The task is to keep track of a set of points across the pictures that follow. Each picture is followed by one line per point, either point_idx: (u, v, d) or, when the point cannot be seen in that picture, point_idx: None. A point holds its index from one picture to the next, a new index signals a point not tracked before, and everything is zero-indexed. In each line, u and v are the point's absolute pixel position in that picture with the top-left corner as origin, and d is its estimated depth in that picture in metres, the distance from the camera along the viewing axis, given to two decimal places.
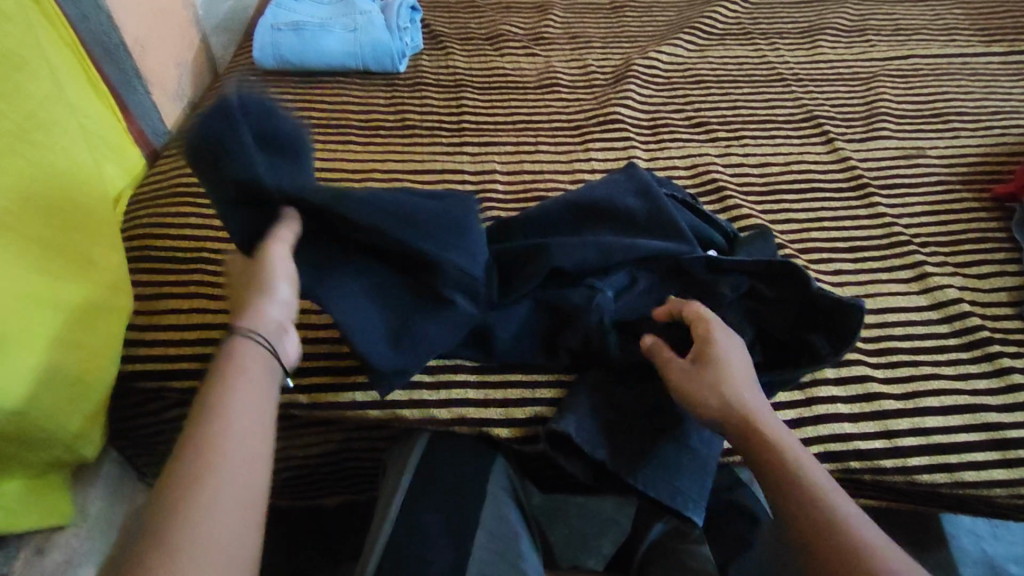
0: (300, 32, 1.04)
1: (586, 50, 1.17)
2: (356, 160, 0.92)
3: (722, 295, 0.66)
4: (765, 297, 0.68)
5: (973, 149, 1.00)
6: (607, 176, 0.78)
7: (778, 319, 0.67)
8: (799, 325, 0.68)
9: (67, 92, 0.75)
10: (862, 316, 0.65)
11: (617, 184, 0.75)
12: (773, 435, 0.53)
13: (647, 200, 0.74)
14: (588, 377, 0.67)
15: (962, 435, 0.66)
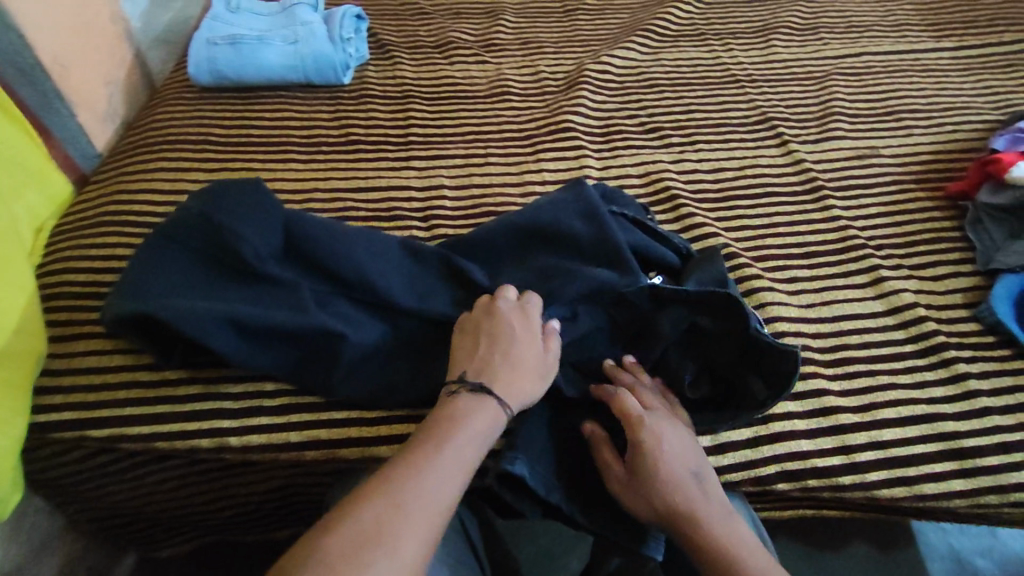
0: (237, 46, 1.00)
1: (538, 56, 1.15)
2: (298, 180, 0.89)
3: (660, 335, 0.64)
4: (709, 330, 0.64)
5: (926, 147, 1.00)
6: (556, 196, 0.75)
7: (722, 352, 0.65)
8: (744, 360, 0.65)
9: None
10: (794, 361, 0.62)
11: (562, 204, 0.73)
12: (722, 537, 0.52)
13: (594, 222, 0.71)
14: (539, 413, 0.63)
15: (920, 446, 0.65)
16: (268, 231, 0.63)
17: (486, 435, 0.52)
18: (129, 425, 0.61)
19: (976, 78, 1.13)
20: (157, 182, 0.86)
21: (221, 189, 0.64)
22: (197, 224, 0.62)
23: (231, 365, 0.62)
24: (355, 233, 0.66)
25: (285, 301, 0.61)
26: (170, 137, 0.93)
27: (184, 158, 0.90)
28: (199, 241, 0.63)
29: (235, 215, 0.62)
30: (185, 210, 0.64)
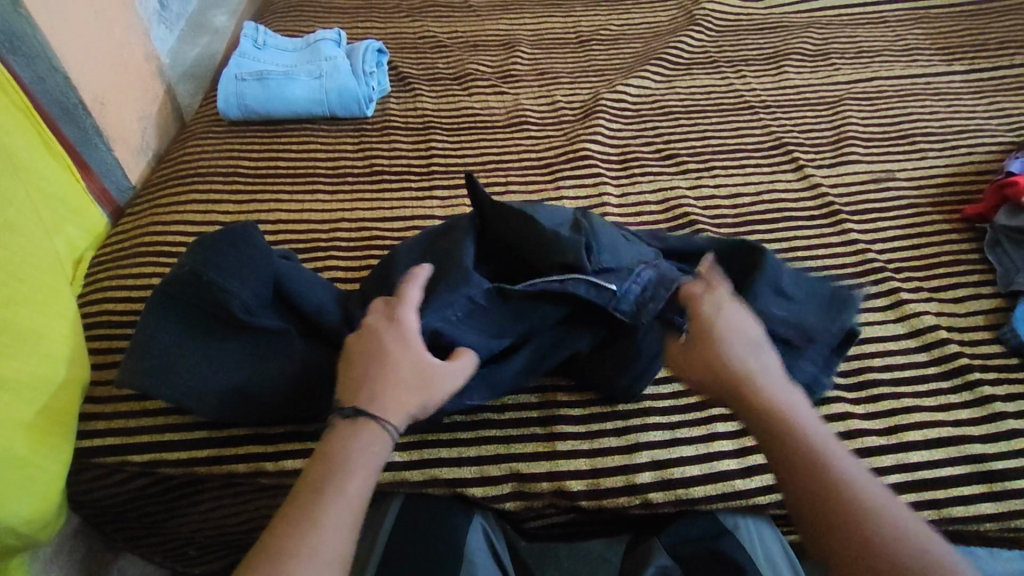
0: (266, 81, 1.03)
1: (554, 86, 1.18)
2: (324, 209, 0.91)
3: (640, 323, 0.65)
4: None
5: (942, 170, 1.01)
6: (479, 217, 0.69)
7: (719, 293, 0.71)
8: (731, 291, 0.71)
9: (17, 156, 0.73)
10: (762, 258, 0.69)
11: (557, 239, 0.66)
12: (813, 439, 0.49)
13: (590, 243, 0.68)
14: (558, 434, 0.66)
15: (947, 468, 0.64)
16: (260, 284, 0.60)
17: (373, 456, 0.51)
18: (169, 450, 0.63)
19: (989, 101, 1.15)
20: (189, 214, 0.89)
21: (217, 241, 0.59)
22: (192, 284, 0.58)
23: (242, 416, 0.61)
24: (315, 281, 0.65)
25: (276, 354, 0.60)
26: (202, 170, 0.97)
27: (215, 190, 0.93)
28: (192, 300, 0.59)
29: (228, 269, 0.58)
30: (176, 266, 0.59)
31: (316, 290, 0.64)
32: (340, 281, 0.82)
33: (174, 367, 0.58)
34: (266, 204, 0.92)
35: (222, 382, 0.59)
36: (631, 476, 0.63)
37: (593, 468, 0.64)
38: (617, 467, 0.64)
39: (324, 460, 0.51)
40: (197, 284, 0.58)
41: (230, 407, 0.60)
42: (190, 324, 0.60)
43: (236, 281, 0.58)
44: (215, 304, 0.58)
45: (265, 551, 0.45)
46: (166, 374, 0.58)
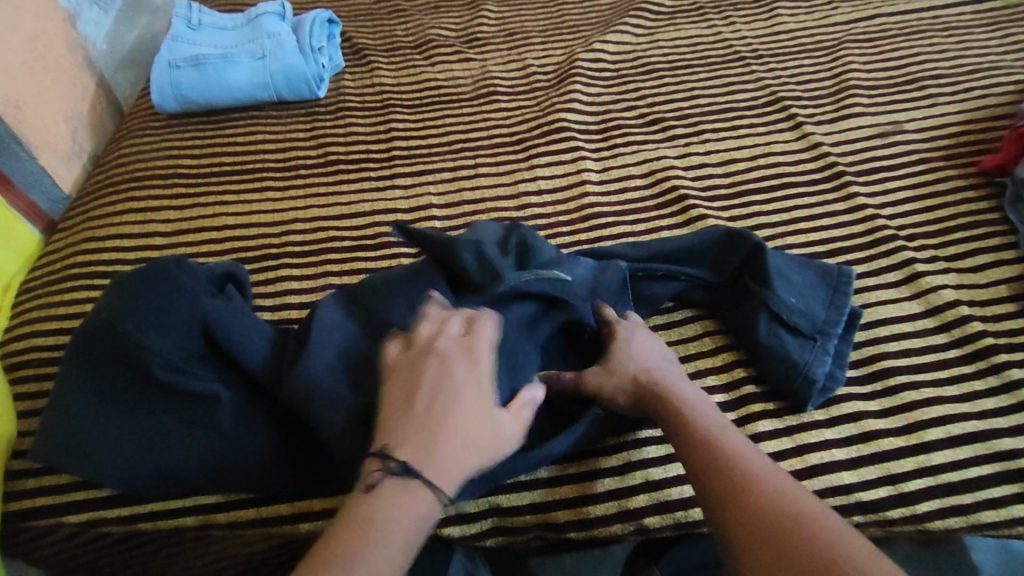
0: (202, 66, 0.93)
1: (525, 48, 1.07)
2: (275, 210, 0.83)
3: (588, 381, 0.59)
4: (695, 271, 0.68)
5: (954, 117, 0.91)
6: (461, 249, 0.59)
7: (719, 294, 0.68)
8: (732, 289, 0.68)
9: None
10: (762, 245, 0.66)
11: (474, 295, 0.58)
12: (722, 437, 0.49)
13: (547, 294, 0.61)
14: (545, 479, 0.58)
15: (973, 469, 0.58)
16: (180, 332, 0.53)
17: (417, 531, 0.41)
18: (109, 507, 0.56)
19: (1004, 32, 1.04)
20: (127, 227, 0.80)
21: (137, 280, 0.54)
22: (106, 335, 0.52)
23: (172, 483, 0.54)
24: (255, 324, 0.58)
25: (200, 417, 0.53)
26: (139, 173, 0.87)
27: (153, 197, 0.84)
28: (105, 353, 0.53)
29: (146, 318, 0.52)
30: (92, 314, 0.54)
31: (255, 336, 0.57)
32: (294, 293, 0.74)
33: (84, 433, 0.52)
34: (211, 207, 0.83)
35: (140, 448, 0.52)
36: (623, 500, 0.57)
37: (580, 495, 0.58)
38: (607, 493, 0.58)
39: (357, 531, 0.40)
40: (109, 335, 0.52)
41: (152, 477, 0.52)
42: (106, 379, 0.53)
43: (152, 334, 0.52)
44: (130, 357, 0.52)
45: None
46: (78, 441, 0.52)
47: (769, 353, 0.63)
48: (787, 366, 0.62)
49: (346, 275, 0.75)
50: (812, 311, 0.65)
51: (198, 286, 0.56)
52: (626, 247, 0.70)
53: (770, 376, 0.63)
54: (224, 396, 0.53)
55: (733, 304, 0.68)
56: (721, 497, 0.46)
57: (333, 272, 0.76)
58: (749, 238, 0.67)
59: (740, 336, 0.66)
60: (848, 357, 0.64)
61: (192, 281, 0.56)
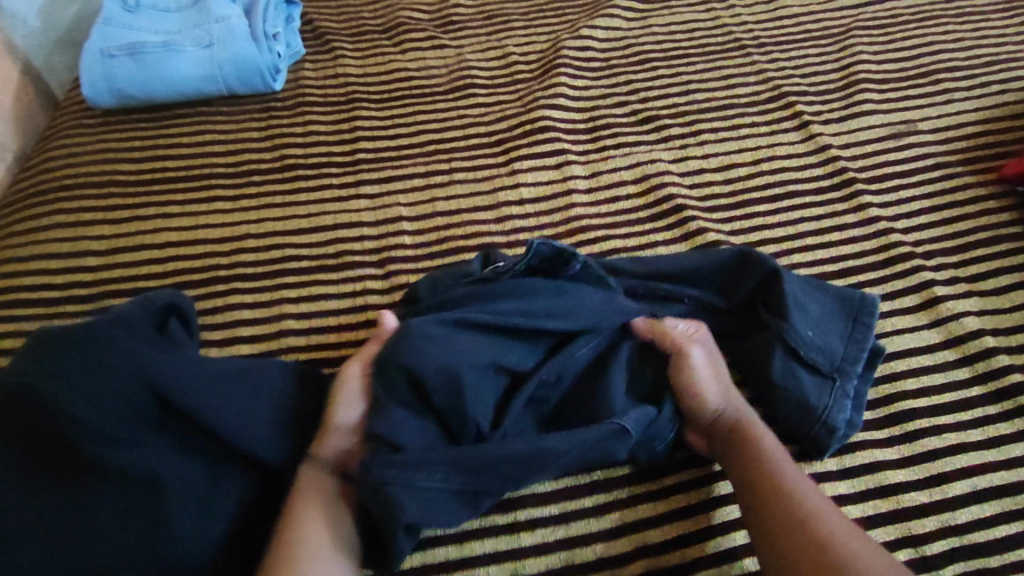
0: (139, 56, 0.81)
1: (505, 34, 0.97)
2: (224, 223, 0.73)
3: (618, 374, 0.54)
4: (702, 295, 0.61)
5: (972, 115, 0.84)
6: (431, 286, 0.62)
7: (728, 321, 0.61)
8: (742, 316, 0.61)
9: None
10: (777, 269, 0.59)
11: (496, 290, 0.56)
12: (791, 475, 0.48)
13: (529, 291, 0.56)
14: (529, 542, 0.52)
15: (1002, 528, 0.52)
16: (118, 400, 0.47)
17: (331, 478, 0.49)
18: None
19: (1022, 19, 0.96)
20: (52, 245, 0.71)
21: (68, 335, 0.47)
22: (23, 398, 0.45)
23: None
24: (211, 378, 0.51)
25: (132, 497, 0.46)
26: (68, 180, 0.77)
27: (84, 208, 0.75)
28: (26, 423, 0.46)
29: (74, 382, 0.46)
30: (8, 370, 0.47)
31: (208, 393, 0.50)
32: (245, 324, 0.65)
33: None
34: (151, 221, 0.74)
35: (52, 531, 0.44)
36: (616, 568, 0.51)
37: (568, 564, 0.51)
38: (598, 560, 0.51)
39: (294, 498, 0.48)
40: (29, 398, 0.45)
41: None
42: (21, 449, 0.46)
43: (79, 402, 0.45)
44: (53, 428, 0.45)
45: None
46: None
47: (783, 393, 0.56)
48: (801, 410, 0.55)
49: (304, 301, 0.67)
50: (829, 346, 0.58)
51: (138, 341, 0.49)
52: (627, 263, 0.63)
53: (783, 419, 0.56)
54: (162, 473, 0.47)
55: (743, 332, 0.61)
56: (774, 523, 0.45)
57: (290, 298, 0.67)
58: (763, 262, 0.60)
59: (750, 371, 0.59)
60: (866, 399, 0.58)
61: (132, 337, 0.49)
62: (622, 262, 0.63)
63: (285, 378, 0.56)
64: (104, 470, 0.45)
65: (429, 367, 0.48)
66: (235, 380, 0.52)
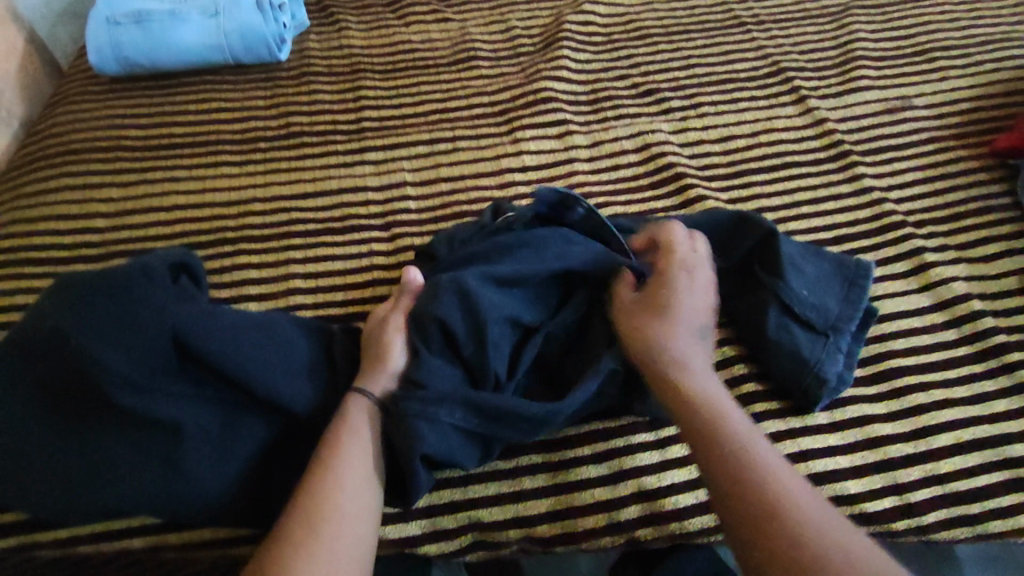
0: (145, 24, 0.82)
1: (508, 8, 0.98)
2: (231, 188, 0.75)
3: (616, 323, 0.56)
4: None
5: (966, 91, 0.86)
6: (447, 242, 0.63)
7: (726, 281, 0.64)
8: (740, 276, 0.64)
9: None
10: (774, 231, 0.61)
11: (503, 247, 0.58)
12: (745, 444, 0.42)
13: (537, 247, 0.58)
14: (529, 486, 0.54)
15: (983, 477, 0.55)
16: (148, 350, 0.48)
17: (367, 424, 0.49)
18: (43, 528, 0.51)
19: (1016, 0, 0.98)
20: (62, 206, 0.72)
21: (93, 284, 0.48)
22: (48, 343, 0.46)
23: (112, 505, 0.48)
24: (230, 329, 0.53)
25: (159, 440, 0.48)
26: (75, 145, 0.78)
27: (93, 171, 0.76)
28: (52, 372, 0.46)
29: (103, 329, 0.46)
30: (30, 316, 0.47)
31: (231, 344, 0.52)
32: (253, 283, 0.67)
33: (29, 465, 0.46)
34: (159, 185, 0.75)
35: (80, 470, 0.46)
36: (615, 512, 0.53)
37: (566, 507, 0.54)
38: (598, 504, 0.53)
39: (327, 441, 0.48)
40: (54, 344, 0.46)
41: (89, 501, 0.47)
42: (44, 393, 0.47)
43: (110, 349, 0.46)
44: (80, 373, 0.46)
45: (274, 563, 0.40)
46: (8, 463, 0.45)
47: (777, 348, 0.58)
48: (794, 364, 0.57)
49: (311, 262, 0.69)
50: (823, 306, 0.60)
51: (161, 292, 0.50)
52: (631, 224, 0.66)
53: (776, 373, 0.58)
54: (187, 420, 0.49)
55: (740, 292, 0.63)
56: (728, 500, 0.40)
57: (297, 259, 0.69)
58: (761, 224, 0.62)
59: (746, 329, 0.61)
60: (858, 356, 0.60)
61: (155, 287, 0.50)
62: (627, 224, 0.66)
63: (295, 331, 0.58)
64: (132, 414, 0.47)
65: (457, 321, 0.52)
66: (257, 335, 0.54)
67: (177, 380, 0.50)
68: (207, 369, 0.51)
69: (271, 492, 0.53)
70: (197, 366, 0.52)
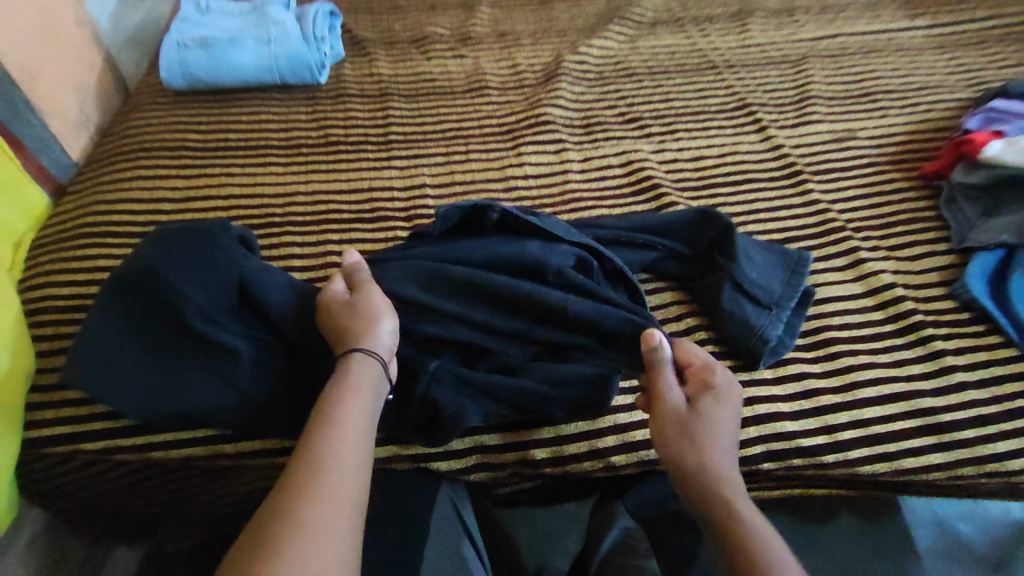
0: (211, 49, 0.98)
1: (516, 48, 1.14)
2: (278, 183, 0.88)
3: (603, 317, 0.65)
4: (670, 244, 0.77)
5: (902, 127, 1.01)
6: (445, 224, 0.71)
7: (691, 267, 0.77)
8: (703, 263, 0.77)
9: None
10: (730, 225, 0.74)
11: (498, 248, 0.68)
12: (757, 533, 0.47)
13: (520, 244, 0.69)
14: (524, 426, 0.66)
15: (898, 423, 0.67)
16: (218, 289, 0.59)
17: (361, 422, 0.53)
18: (125, 437, 0.62)
19: (948, 56, 1.15)
20: (135, 192, 0.85)
21: (182, 237, 0.59)
22: (143, 282, 0.57)
23: (182, 415, 0.59)
24: (285, 284, 0.63)
25: (223, 368, 0.59)
26: (146, 145, 0.92)
27: (162, 166, 0.89)
28: (142, 302, 0.57)
29: (186, 273, 0.58)
30: (131, 261, 0.58)
31: (285, 297, 0.62)
32: (296, 257, 0.79)
33: (118, 377, 0.56)
34: (217, 178, 0.88)
35: (158, 384, 0.57)
36: (594, 441, 0.65)
37: (555, 437, 0.65)
38: (581, 434, 0.65)
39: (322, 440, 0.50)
40: (149, 282, 0.57)
41: (163, 409, 0.58)
42: (135, 322, 0.58)
43: (192, 289, 0.58)
44: (167, 306, 0.57)
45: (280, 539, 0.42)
46: (104, 374, 0.56)
47: (730, 316, 0.71)
48: (745, 327, 0.70)
49: (346, 243, 0.81)
50: (768, 285, 0.73)
51: (234, 248, 0.62)
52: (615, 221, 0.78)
53: (730, 336, 0.71)
54: (244, 352, 0.59)
55: (703, 275, 0.76)
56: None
57: (333, 240, 0.82)
58: (721, 220, 0.75)
59: (707, 303, 0.73)
60: (798, 329, 0.72)
61: (229, 244, 0.61)
62: (610, 218, 0.79)
63: None
64: (204, 343, 0.58)
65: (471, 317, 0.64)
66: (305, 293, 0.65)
67: (241, 321, 0.61)
68: (262, 314, 0.62)
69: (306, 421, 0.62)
70: (255, 312, 0.62)
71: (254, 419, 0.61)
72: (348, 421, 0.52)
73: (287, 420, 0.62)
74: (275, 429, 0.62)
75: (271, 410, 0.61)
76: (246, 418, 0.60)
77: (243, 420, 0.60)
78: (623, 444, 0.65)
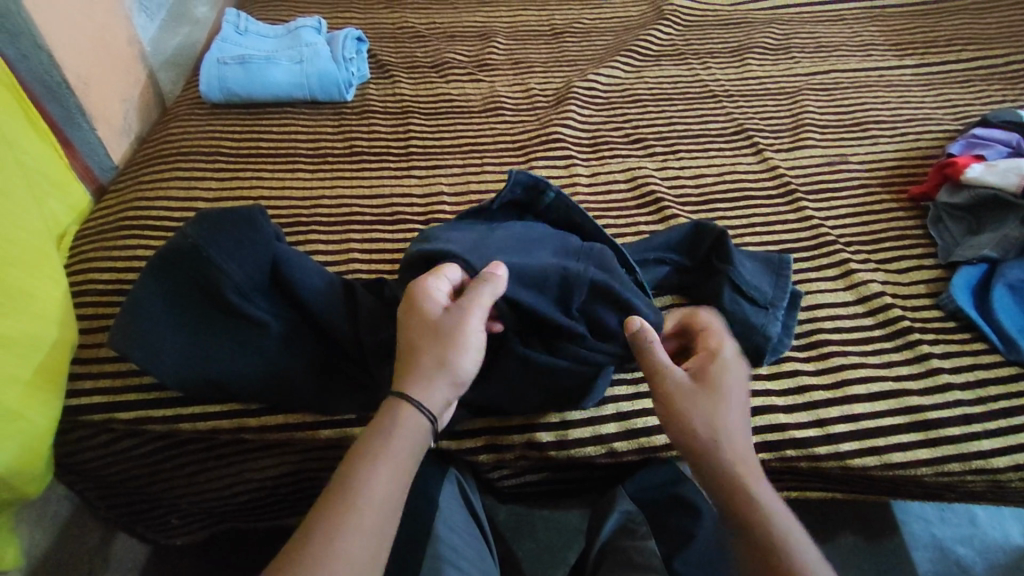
0: (247, 66, 1.06)
1: (529, 75, 1.22)
2: (306, 188, 0.94)
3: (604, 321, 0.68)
4: (670, 255, 0.81)
5: (892, 154, 1.07)
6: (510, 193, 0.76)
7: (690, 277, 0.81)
8: (701, 273, 0.81)
9: (17, 147, 0.75)
10: (723, 235, 0.79)
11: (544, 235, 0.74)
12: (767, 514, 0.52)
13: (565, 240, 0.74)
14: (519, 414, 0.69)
15: (887, 418, 0.71)
16: (254, 266, 0.64)
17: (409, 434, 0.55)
18: (156, 407, 0.67)
19: (936, 92, 1.22)
20: (171, 192, 0.91)
21: (224, 219, 0.63)
22: (189, 257, 0.62)
23: (213, 381, 0.64)
24: (315, 269, 0.69)
25: (255, 340, 0.64)
26: (183, 149, 0.99)
27: (198, 168, 0.96)
28: (185, 275, 0.63)
29: (228, 251, 0.63)
30: (178, 238, 0.63)
31: (315, 280, 0.68)
32: (321, 253, 0.85)
33: (159, 343, 0.62)
34: (249, 182, 0.95)
35: (195, 352, 0.63)
36: (597, 427, 0.69)
37: (561, 421, 0.69)
38: (585, 420, 0.69)
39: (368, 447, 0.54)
40: (194, 258, 0.62)
41: (198, 373, 0.63)
42: (176, 293, 0.63)
43: (233, 265, 0.63)
44: (209, 280, 0.62)
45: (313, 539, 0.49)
46: (145, 339, 0.61)
47: (732, 317, 0.75)
48: (745, 327, 0.75)
49: (367, 243, 0.87)
50: (761, 287, 0.78)
51: (272, 232, 0.67)
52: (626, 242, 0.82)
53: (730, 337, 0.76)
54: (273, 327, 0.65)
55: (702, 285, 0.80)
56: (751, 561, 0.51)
57: (355, 239, 0.87)
58: (716, 231, 0.80)
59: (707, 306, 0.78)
60: (793, 329, 0.78)
61: (268, 228, 0.66)
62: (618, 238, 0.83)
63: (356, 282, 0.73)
64: (239, 316, 0.63)
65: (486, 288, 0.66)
66: (332, 281, 0.70)
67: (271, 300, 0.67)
68: (292, 295, 0.67)
69: (326, 396, 0.67)
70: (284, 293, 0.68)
71: (278, 389, 0.65)
72: (374, 482, 0.52)
73: (311, 396, 0.67)
74: (297, 403, 0.67)
75: (296, 384, 0.66)
76: (272, 388, 0.65)
77: (268, 391, 0.65)
78: (625, 430, 0.69)
